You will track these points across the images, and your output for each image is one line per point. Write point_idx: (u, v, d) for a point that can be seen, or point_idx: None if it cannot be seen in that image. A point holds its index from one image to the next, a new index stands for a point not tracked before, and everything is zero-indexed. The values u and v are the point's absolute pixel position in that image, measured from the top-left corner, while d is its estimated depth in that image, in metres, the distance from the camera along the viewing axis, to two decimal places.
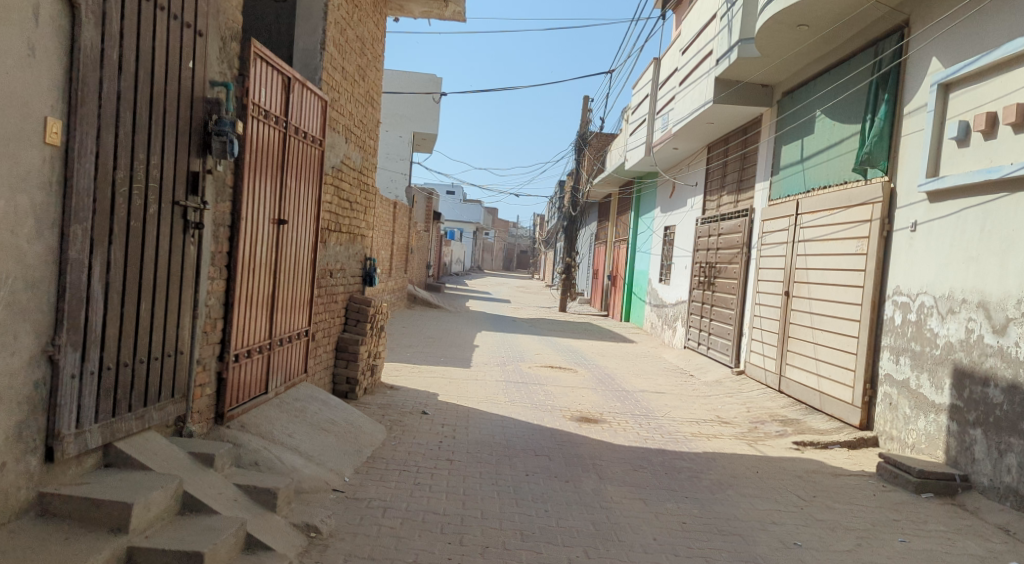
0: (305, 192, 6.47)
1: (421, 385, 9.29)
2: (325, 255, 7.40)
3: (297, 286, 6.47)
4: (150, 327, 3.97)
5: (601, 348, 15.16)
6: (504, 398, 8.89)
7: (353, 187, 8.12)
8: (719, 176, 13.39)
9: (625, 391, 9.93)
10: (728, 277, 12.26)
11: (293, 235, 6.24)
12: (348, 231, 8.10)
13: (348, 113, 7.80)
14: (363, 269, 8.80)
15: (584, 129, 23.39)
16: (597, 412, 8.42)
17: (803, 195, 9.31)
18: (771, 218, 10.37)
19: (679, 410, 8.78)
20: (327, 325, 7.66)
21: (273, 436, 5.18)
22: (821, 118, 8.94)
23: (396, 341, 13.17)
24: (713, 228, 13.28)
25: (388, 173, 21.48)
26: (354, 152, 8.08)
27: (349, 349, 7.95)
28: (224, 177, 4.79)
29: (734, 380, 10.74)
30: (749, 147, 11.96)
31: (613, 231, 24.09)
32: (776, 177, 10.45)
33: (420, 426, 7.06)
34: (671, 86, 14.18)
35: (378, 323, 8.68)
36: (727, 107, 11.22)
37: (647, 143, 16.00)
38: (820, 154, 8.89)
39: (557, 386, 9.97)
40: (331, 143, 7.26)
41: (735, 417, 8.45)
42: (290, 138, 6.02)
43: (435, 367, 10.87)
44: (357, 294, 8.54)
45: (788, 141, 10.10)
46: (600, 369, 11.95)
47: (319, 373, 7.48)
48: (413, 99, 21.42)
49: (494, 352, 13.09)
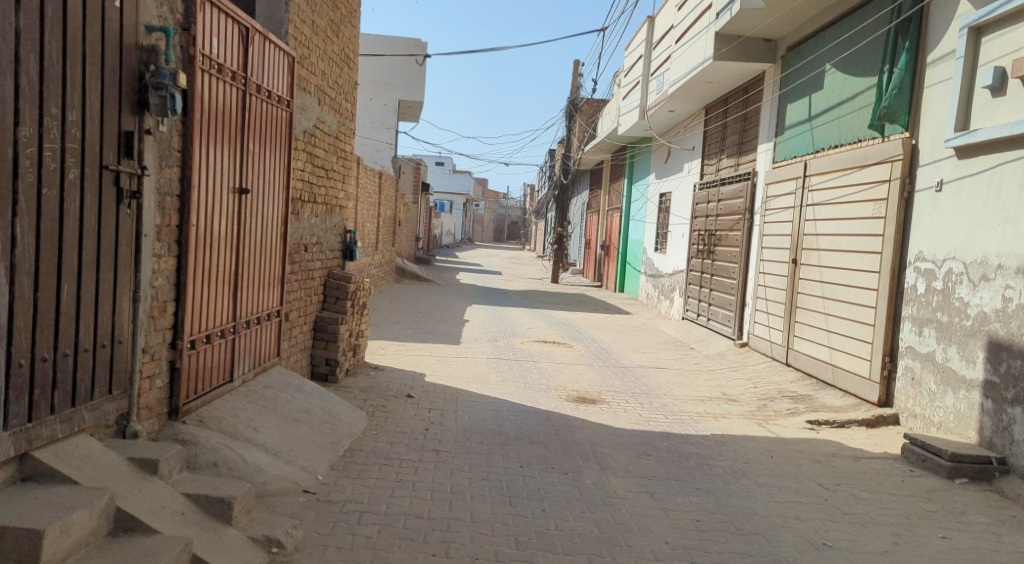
0: (272, 158, 5.83)
1: (407, 364, 8.75)
2: (298, 227, 6.77)
3: (266, 263, 5.86)
4: (77, 315, 3.39)
5: (597, 321, 14.64)
6: (496, 377, 8.36)
7: (328, 154, 7.47)
8: (718, 139, 12.79)
9: (625, 367, 9.42)
10: (730, 244, 11.71)
11: (260, 205, 5.61)
12: (324, 201, 7.47)
13: (321, 73, 7.13)
14: (343, 243, 8.21)
15: (574, 94, 22.70)
16: (594, 391, 7.91)
17: (813, 156, 8.72)
18: (776, 182, 9.80)
19: (682, 387, 8.27)
20: (303, 305, 7.07)
21: (238, 431, 4.63)
22: (833, 72, 8.35)
23: (383, 317, 12.60)
24: (713, 194, 12.71)
25: (372, 142, 20.76)
26: (328, 116, 7.42)
27: (328, 329, 7.37)
28: (169, 138, 4.16)
29: (737, 353, 10.24)
30: (750, 108, 11.35)
31: (605, 200, 23.47)
32: (781, 137, 9.87)
33: (406, 411, 6.53)
34: (666, 45, 13.50)
35: (360, 300, 8.09)
36: (728, 64, 10.60)
37: (642, 107, 15.34)
38: (832, 111, 8.31)
39: (551, 363, 9.45)
40: (302, 105, 6.61)
41: (742, 393, 7.96)
42: (252, 97, 5.36)
43: (423, 344, 10.33)
44: (336, 269, 7.95)
45: (795, 99, 9.51)
46: (596, 343, 11.44)
47: (295, 356, 6.90)
48: (397, 64, 20.66)
49: (486, 327, 12.56)
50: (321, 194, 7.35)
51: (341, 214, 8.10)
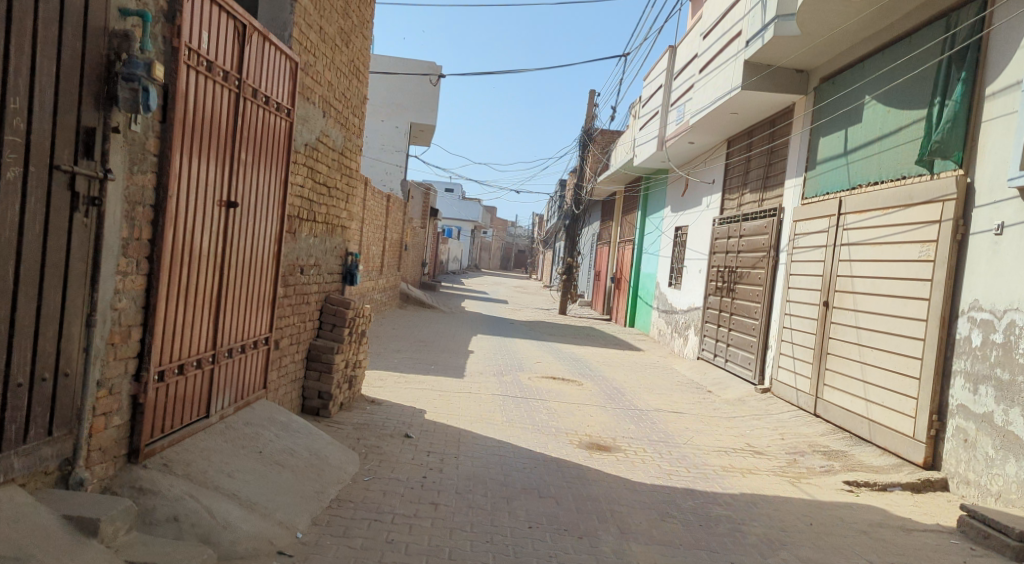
0: (267, 171, 5.29)
1: (407, 399, 8.15)
2: (294, 247, 6.21)
3: (256, 286, 5.29)
4: (9, 341, 2.89)
5: (607, 357, 14.02)
6: (502, 416, 7.76)
7: (331, 171, 6.95)
8: (741, 173, 12.27)
9: (640, 410, 8.81)
10: (752, 283, 11.14)
11: (252, 222, 5.06)
12: (324, 220, 6.92)
13: (328, 83, 6.64)
14: (344, 265, 7.67)
15: (589, 124, 22.33)
16: (608, 437, 7.30)
17: (848, 192, 8.17)
18: (806, 219, 9.25)
19: (703, 436, 7.65)
20: (296, 332, 6.50)
21: (207, 478, 4.02)
22: (874, 104, 7.83)
23: (384, 345, 12.03)
24: (734, 229, 12.16)
25: (382, 164, 20.33)
26: (334, 130, 6.91)
27: (322, 359, 6.79)
28: (143, 139, 3.63)
29: (758, 399, 9.63)
30: (777, 142, 10.83)
31: (617, 231, 22.96)
32: (811, 172, 9.34)
33: (403, 455, 5.92)
34: (689, 75, 13.05)
35: (358, 328, 7.52)
36: (756, 94, 10.10)
37: (660, 137, 14.87)
38: (871, 145, 7.79)
39: (561, 402, 8.86)
40: (304, 115, 6.09)
41: (768, 447, 7.33)
42: (247, 102, 4.83)
43: (424, 376, 9.74)
44: (335, 294, 7.39)
45: (828, 133, 9.00)
46: (607, 381, 10.84)
47: (285, 388, 6.33)
48: (410, 86, 20.31)
49: (491, 359, 11.97)
50: (321, 213, 6.81)
51: (343, 235, 7.56)
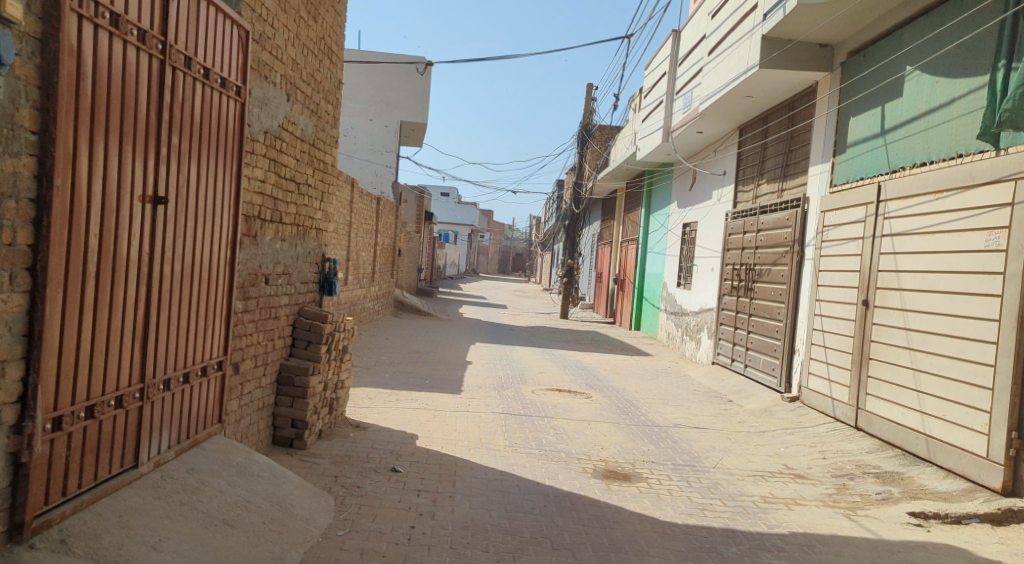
0: (215, 162, 4.34)
1: (397, 421, 7.21)
2: (254, 254, 5.25)
3: (204, 301, 4.35)
4: None
5: (615, 364, 13.09)
6: (504, 440, 6.82)
7: (300, 165, 6.01)
8: (757, 162, 11.36)
9: (659, 427, 7.87)
10: (774, 281, 10.23)
11: (193, 223, 4.11)
12: (292, 220, 5.94)
13: (293, 61, 5.70)
14: (321, 272, 6.73)
15: (587, 119, 21.43)
16: (626, 462, 6.37)
17: (888, 177, 7.31)
18: (836, 209, 8.36)
19: (734, 457, 6.72)
20: (262, 353, 5.55)
21: (120, 556, 3.09)
22: (921, 75, 6.96)
23: (375, 357, 11.10)
24: (751, 223, 11.25)
25: (372, 166, 19.36)
26: (301, 117, 5.97)
27: (294, 382, 5.82)
28: (10, 110, 2.82)
29: (788, 410, 8.71)
30: (798, 126, 9.94)
31: (619, 230, 22.02)
32: (842, 156, 8.46)
33: (387, 496, 4.97)
34: (696, 58, 12.12)
35: (339, 344, 6.59)
36: (776, 73, 9.19)
37: (665, 128, 13.96)
38: (918, 122, 6.91)
39: (570, 420, 7.93)
40: (263, 97, 5.13)
41: (811, 470, 6.39)
42: (180, 75, 3.89)
43: (416, 392, 8.80)
44: (310, 305, 6.45)
45: (862, 111, 8.08)
46: (618, 393, 9.90)
47: (250, 418, 5.36)
48: (399, 84, 19.36)
49: (491, 370, 11.04)
50: (290, 213, 5.87)
51: (319, 237, 6.61)
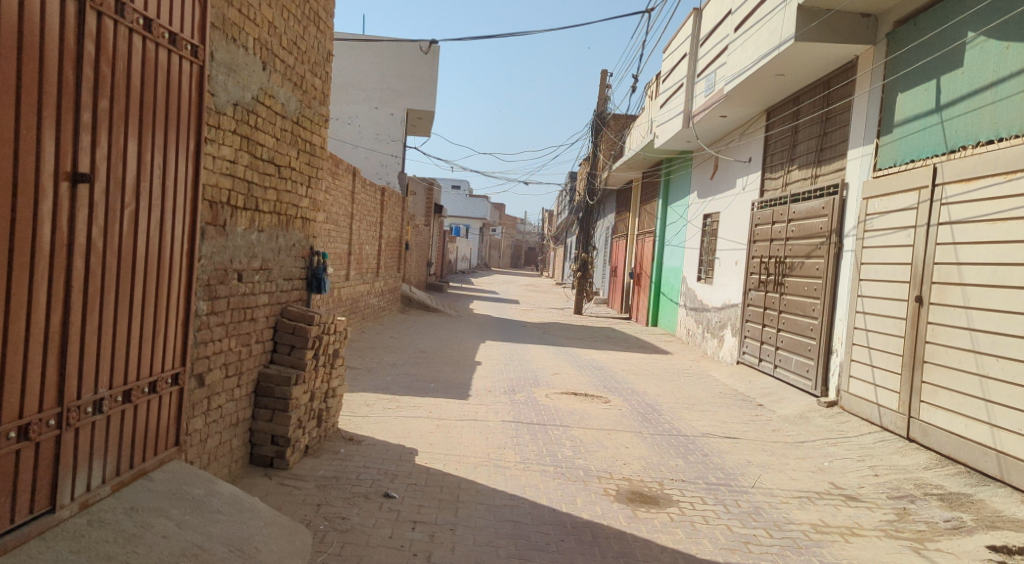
0: (165, 134, 3.60)
1: (394, 433, 6.48)
2: (222, 246, 4.51)
3: (154, 304, 3.63)
4: None
5: (633, 363, 12.32)
6: (515, 455, 6.07)
7: (280, 145, 5.27)
8: (787, 147, 10.56)
9: (686, 437, 7.11)
10: (807, 275, 9.45)
11: (132, 208, 3.39)
12: (270, 208, 5.19)
13: (271, 24, 4.94)
14: (308, 267, 6.00)
15: (601, 107, 20.63)
16: (652, 480, 5.63)
17: (947, 157, 6.54)
18: (882, 195, 7.56)
19: (774, 474, 5.95)
20: (237, 361, 4.81)
21: None
22: (986, 41, 6.19)
23: (377, 358, 10.39)
24: (780, 212, 10.46)
25: (377, 155, 18.63)
26: (281, 91, 5.22)
27: (275, 393, 5.09)
28: None
29: (826, 417, 7.93)
30: (835, 106, 9.15)
31: (635, 222, 21.20)
32: (889, 137, 7.68)
33: (376, 531, 4.24)
34: (721, 36, 11.33)
35: (330, 348, 5.88)
36: (812, 47, 8.44)
37: (685, 113, 13.17)
38: (984, 96, 6.15)
39: (586, 429, 7.18)
40: (230, 62, 4.38)
41: (863, 491, 5.61)
42: (110, 24, 3.18)
43: (418, 398, 8.08)
44: (296, 305, 5.73)
45: (912, 86, 7.30)
46: (638, 396, 9.15)
47: (220, 436, 4.64)
48: (406, 70, 18.64)
49: (500, 372, 10.32)
50: (268, 199, 5.12)
51: (305, 228, 5.88)
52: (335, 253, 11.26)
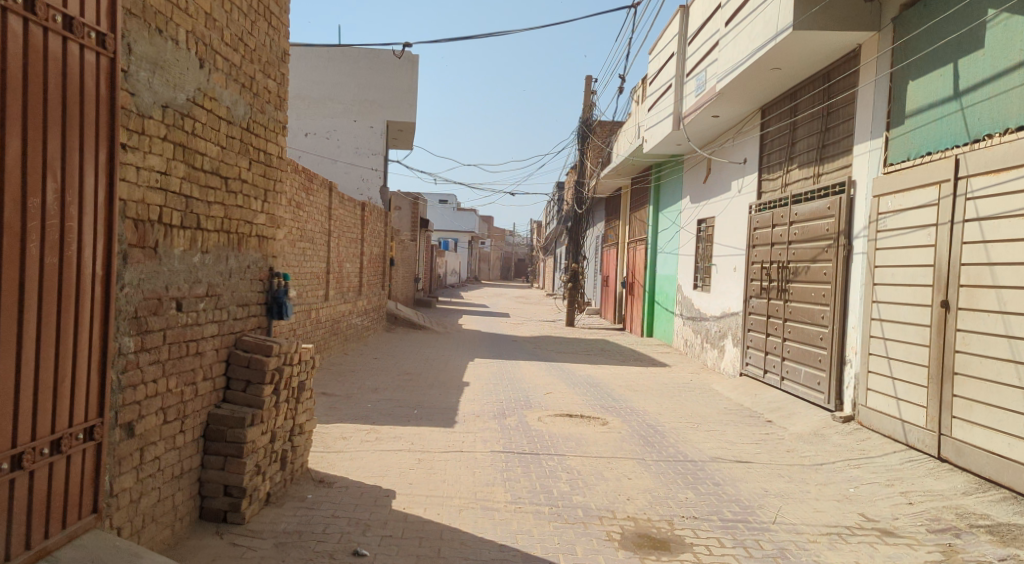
0: (60, 140, 3.00)
1: (372, 471, 5.83)
2: (153, 271, 3.84)
3: (54, 343, 3.03)
4: None
5: (630, 378, 11.69)
6: (505, 492, 5.43)
7: (226, 154, 4.59)
8: (784, 145, 10.00)
9: (693, 463, 6.47)
10: (813, 280, 8.86)
11: (11, 231, 2.81)
12: (215, 225, 4.51)
13: (208, 15, 4.30)
14: (268, 290, 5.30)
15: (587, 114, 20.11)
16: (661, 519, 4.99)
17: (971, 148, 5.98)
18: (897, 191, 6.97)
19: (796, 506, 5.32)
20: (179, 404, 4.13)
21: None
22: (1009, 19, 5.66)
23: (358, 383, 9.72)
24: (781, 214, 9.87)
25: (358, 169, 17.95)
26: (225, 92, 4.55)
27: (226, 438, 4.41)
28: None
29: (843, 434, 7.32)
30: (836, 99, 8.59)
31: (625, 230, 20.61)
32: (899, 128, 7.11)
33: None
34: (710, 32, 10.78)
35: (294, 380, 5.21)
36: (811, 36, 7.88)
37: (675, 114, 12.61)
38: (1011, 78, 5.61)
39: (584, 457, 6.54)
40: (151, 56, 3.73)
41: (899, 524, 4.99)
42: None
43: (400, 427, 7.41)
44: (254, 335, 5.06)
45: (925, 73, 6.74)
46: (637, 416, 8.53)
47: (159, 493, 3.95)
48: (386, 80, 18.04)
49: (489, 393, 9.67)
50: (212, 215, 4.45)
51: (262, 246, 5.19)
52: (312, 272, 10.59)
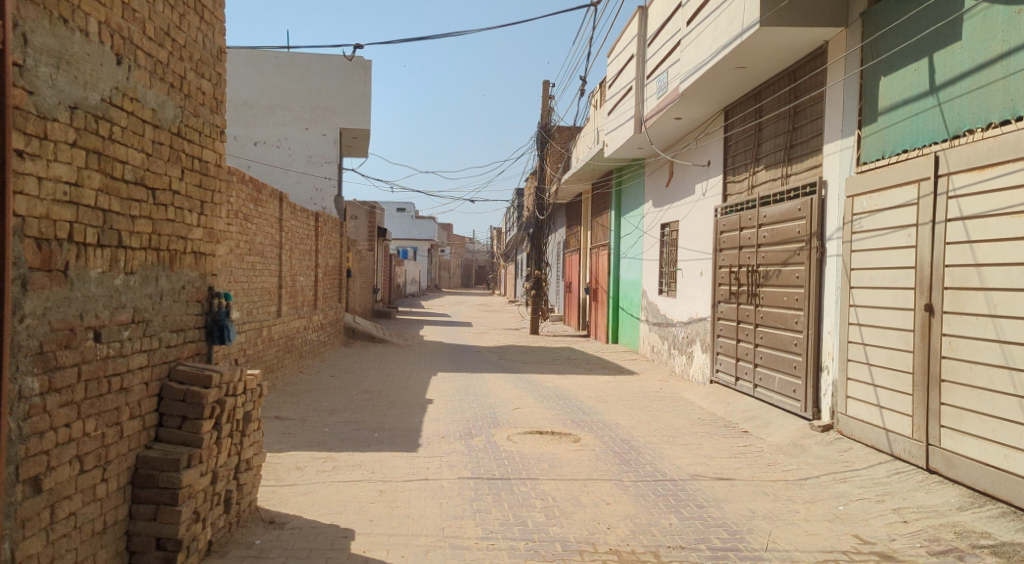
0: None
1: (328, 506, 5.34)
2: (64, 300, 3.36)
3: None
4: None
5: (599, 388, 11.33)
6: (476, 527, 4.98)
7: (153, 162, 4.08)
8: (750, 146, 9.75)
9: (673, 482, 6.10)
10: (784, 285, 8.59)
11: None
12: (143, 243, 4.01)
13: (126, 5, 3.81)
14: (207, 313, 4.77)
15: (545, 119, 19.78)
16: (646, 551, 4.60)
17: (951, 145, 5.72)
18: (873, 191, 6.71)
19: (787, 529, 4.98)
20: (100, 448, 3.63)
21: None
22: (987, 8, 5.41)
23: (315, 404, 9.18)
24: (748, 217, 9.60)
25: (310, 178, 17.34)
26: (150, 93, 4.05)
27: (159, 483, 3.90)
28: None
29: (824, 444, 7.03)
30: (803, 99, 8.35)
31: (587, 236, 20.31)
32: (873, 126, 6.85)
33: None
34: (672, 32, 10.50)
35: (238, 412, 4.69)
36: (778, 33, 7.61)
37: (637, 117, 12.32)
38: (992, 71, 5.35)
39: (559, 480, 6.13)
40: (52, 51, 3.26)
41: (897, 546, 4.68)
42: None
43: (359, 454, 6.92)
44: (191, 363, 4.54)
45: (898, 67, 6.48)
46: (610, 430, 8.16)
47: (75, 554, 3.45)
48: (338, 86, 17.50)
49: (454, 411, 9.21)
50: (138, 231, 3.95)
51: (199, 264, 4.67)
52: (263, 288, 10.02)
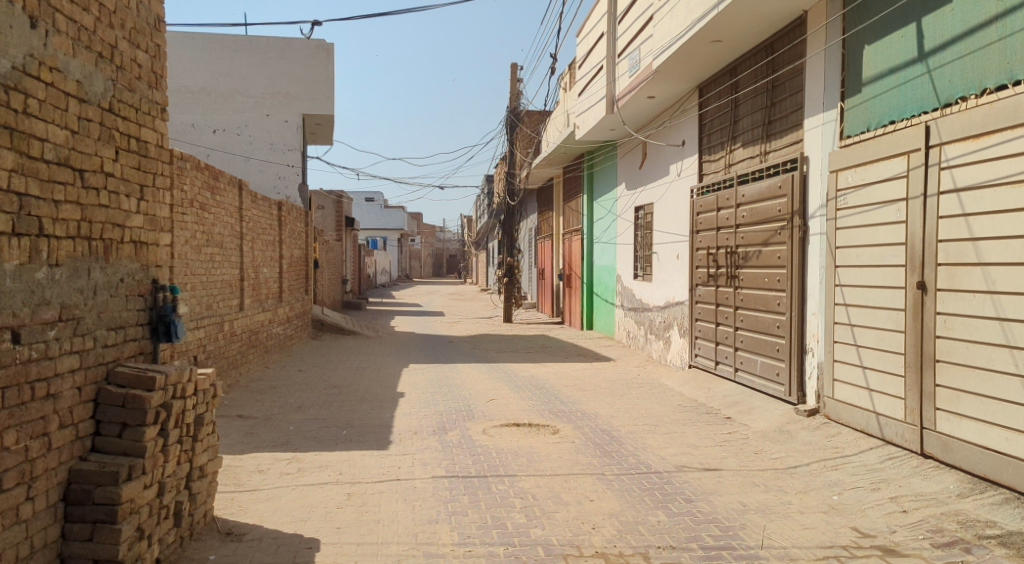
0: None
1: (291, 514, 4.94)
2: None
3: None
4: None
5: (575, 376, 11.02)
6: (451, 532, 4.63)
7: (80, 139, 3.66)
8: (726, 124, 9.45)
9: (658, 475, 5.80)
10: (765, 265, 8.33)
11: None
12: (69, 231, 3.59)
13: None
14: (151, 308, 4.33)
15: (515, 102, 19.37)
16: (635, 553, 4.28)
17: (943, 113, 5.45)
18: (859, 165, 6.43)
19: (781, 523, 4.70)
20: (21, 462, 3.24)
21: None
22: None
23: (281, 401, 8.75)
24: (726, 196, 9.32)
25: (273, 167, 16.75)
26: (74, 62, 3.62)
27: (93, 500, 3.49)
28: None
29: (812, 429, 6.77)
30: (781, 72, 8.06)
31: (559, 221, 19.97)
32: (858, 98, 6.57)
33: None
34: (644, 7, 10.15)
35: (188, 416, 4.28)
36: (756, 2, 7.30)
37: (608, 97, 11.97)
38: (986, 34, 5.08)
39: (538, 476, 5.80)
40: None
41: (899, 539, 4.41)
42: None
43: (326, 453, 6.52)
44: (133, 363, 4.12)
45: (883, 35, 6.20)
46: (589, 420, 7.85)
47: None
48: (300, 71, 16.92)
49: (427, 404, 8.83)
50: (62, 218, 3.53)
51: (140, 255, 4.24)
52: (223, 280, 9.55)
